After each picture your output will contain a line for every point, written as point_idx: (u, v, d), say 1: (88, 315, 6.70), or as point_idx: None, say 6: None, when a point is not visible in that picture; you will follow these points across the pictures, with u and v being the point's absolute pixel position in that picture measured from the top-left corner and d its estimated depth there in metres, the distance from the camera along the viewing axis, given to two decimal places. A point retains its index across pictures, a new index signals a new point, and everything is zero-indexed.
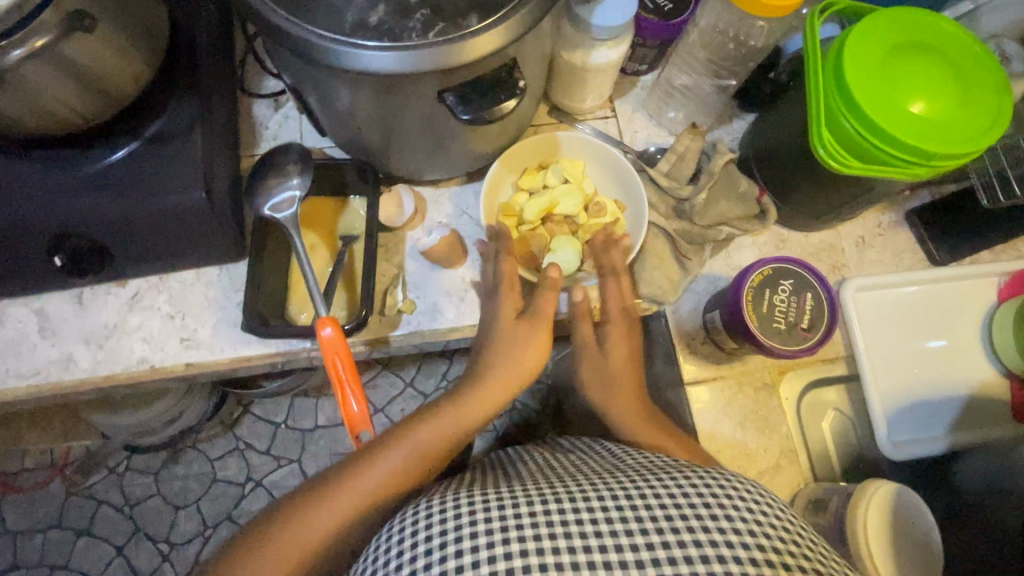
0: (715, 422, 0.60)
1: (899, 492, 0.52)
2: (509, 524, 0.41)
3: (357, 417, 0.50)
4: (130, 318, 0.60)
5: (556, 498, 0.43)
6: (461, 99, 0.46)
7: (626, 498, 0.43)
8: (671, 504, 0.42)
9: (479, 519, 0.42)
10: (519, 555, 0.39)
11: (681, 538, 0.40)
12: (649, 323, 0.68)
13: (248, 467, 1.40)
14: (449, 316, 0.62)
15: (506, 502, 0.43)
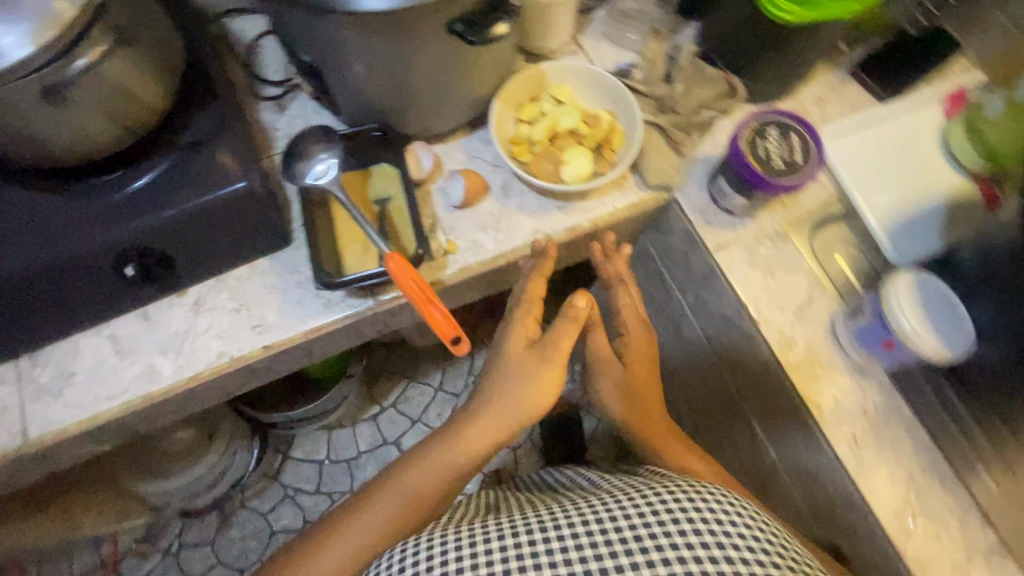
0: (746, 275, 0.67)
1: (915, 275, 0.59)
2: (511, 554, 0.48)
3: (445, 321, 0.54)
4: (199, 320, 0.64)
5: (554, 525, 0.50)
6: (468, 26, 0.53)
7: (615, 522, 0.49)
8: (657, 524, 0.48)
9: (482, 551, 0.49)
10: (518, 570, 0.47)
11: (659, 558, 0.46)
12: (661, 217, 0.75)
13: (303, 511, 1.48)
14: (490, 245, 0.67)
15: (509, 528, 0.51)
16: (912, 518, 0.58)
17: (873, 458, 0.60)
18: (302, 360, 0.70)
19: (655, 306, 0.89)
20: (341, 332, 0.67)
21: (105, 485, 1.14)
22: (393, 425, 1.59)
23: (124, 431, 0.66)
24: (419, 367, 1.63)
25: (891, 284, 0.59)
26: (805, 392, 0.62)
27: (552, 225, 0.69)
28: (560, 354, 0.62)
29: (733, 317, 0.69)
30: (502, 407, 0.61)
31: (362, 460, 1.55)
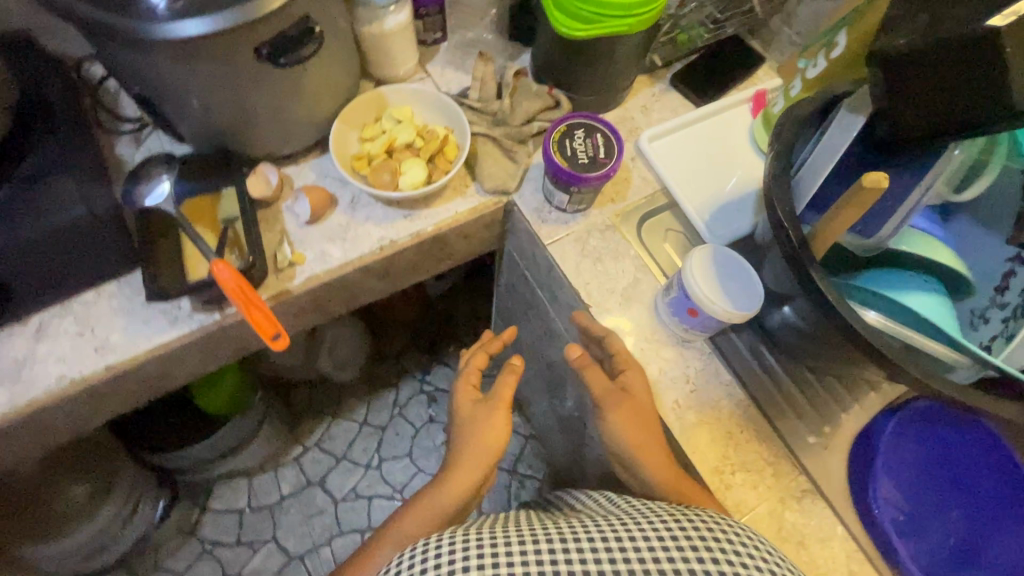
0: (577, 264, 0.73)
1: (710, 249, 0.66)
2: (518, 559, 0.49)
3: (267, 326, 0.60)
4: (40, 346, 0.65)
5: (571, 539, 0.51)
6: (273, 52, 0.60)
7: (634, 551, 0.49)
8: (665, 551, 0.49)
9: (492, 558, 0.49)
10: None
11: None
12: (509, 221, 0.82)
13: (223, 566, 1.44)
14: (337, 254, 0.72)
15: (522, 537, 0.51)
16: (730, 473, 0.63)
17: (695, 419, 0.65)
18: (161, 382, 0.72)
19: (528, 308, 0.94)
20: (193, 349, 0.69)
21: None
22: (317, 465, 1.56)
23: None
24: (344, 402, 1.62)
25: (682, 270, 0.65)
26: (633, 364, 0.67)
27: (397, 232, 0.73)
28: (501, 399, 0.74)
29: (573, 304, 0.74)
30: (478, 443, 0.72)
31: (285, 505, 1.51)
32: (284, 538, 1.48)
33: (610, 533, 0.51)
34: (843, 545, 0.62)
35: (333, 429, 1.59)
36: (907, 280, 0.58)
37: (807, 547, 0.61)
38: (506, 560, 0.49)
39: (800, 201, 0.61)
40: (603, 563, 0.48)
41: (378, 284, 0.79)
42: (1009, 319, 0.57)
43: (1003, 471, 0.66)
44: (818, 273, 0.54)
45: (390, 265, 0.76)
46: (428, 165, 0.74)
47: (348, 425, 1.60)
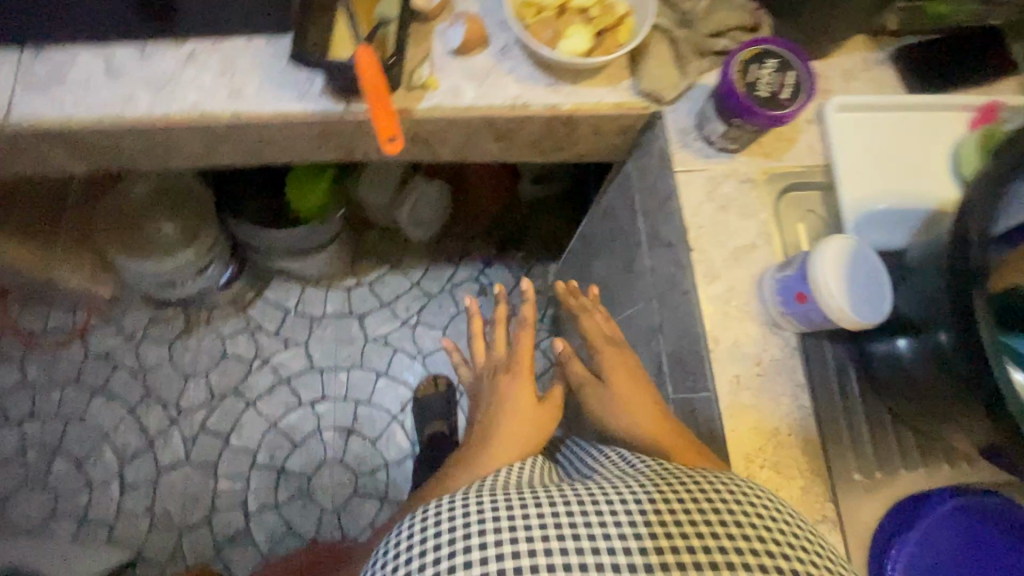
0: (699, 204, 0.67)
1: (852, 244, 0.58)
2: (524, 522, 0.50)
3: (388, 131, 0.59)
4: (185, 70, 0.68)
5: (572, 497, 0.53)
6: None
7: (655, 515, 0.50)
8: (684, 515, 0.49)
9: (502, 524, 0.50)
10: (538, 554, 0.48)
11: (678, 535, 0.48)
12: (646, 135, 0.75)
13: (257, 346, 1.60)
14: (469, 95, 0.69)
15: (528, 500, 0.52)
16: (757, 465, 0.59)
17: (747, 401, 0.61)
18: (271, 150, 0.75)
19: (622, 235, 0.90)
20: (309, 129, 0.70)
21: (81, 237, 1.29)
22: (362, 302, 1.65)
23: (98, 154, 0.73)
24: (405, 258, 1.69)
25: (815, 256, 0.57)
26: (712, 325, 0.63)
27: (533, 96, 0.69)
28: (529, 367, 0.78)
29: (675, 241, 0.69)
30: (518, 419, 0.72)
31: (324, 322, 1.64)
32: (313, 349, 1.62)
33: (610, 490, 0.54)
34: None
35: (387, 277, 1.67)
36: None
37: None
38: (524, 529, 0.50)
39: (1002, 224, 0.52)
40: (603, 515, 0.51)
41: (493, 144, 0.76)
42: None
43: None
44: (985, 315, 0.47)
45: (513, 129, 0.73)
46: (595, 40, 0.68)
47: (401, 280, 1.67)
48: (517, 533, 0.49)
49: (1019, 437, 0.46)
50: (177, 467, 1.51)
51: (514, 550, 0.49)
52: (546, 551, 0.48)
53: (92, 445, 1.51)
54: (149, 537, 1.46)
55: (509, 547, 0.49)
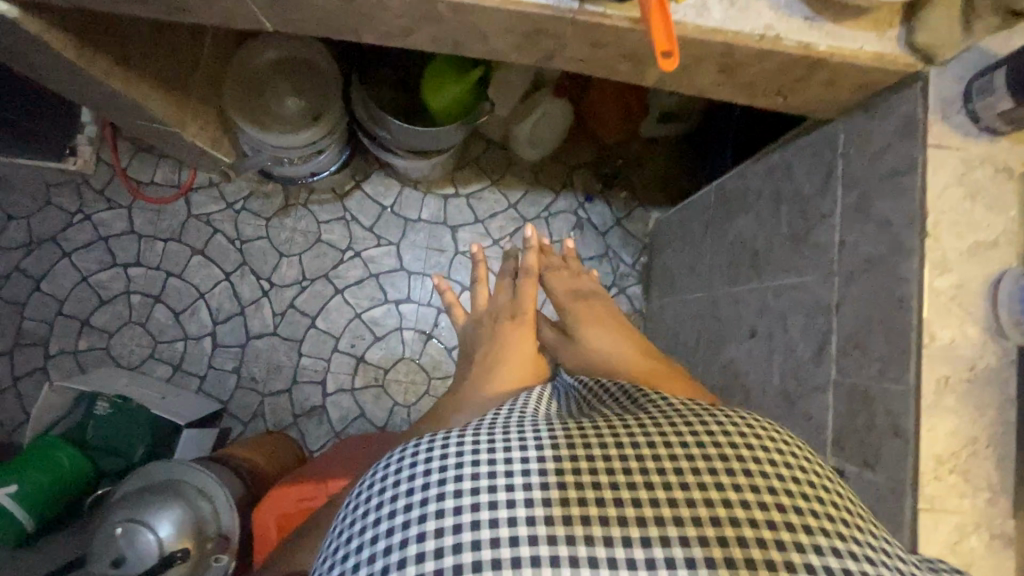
0: (945, 187, 0.61)
1: None
2: (425, 481, 0.48)
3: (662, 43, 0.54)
4: None
5: (481, 444, 0.50)
6: None
7: (628, 463, 0.48)
8: (656, 465, 0.47)
9: (466, 468, 0.48)
10: (435, 521, 0.46)
11: (595, 480, 0.47)
12: (887, 97, 0.67)
13: (351, 238, 1.62)
14: (716, 16, 0.61)
15: (494, 445, 0.50)
16: (946, 469, 0.58)
17: (950, 404, 0.58)
18: (471, 41, 0.70)
19: (802, 201, 0.84)
20: (528, 26, 0.64)
21: (208, 97, 1.24)
22: (457, 213, 1.63)
23: (296, 12, 0.69)
24: (505, 176, 1.63)
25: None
26: (930, 319, 0.59)
27: (786, 29, 0.61)
28: (525, 314, 0.96)
29: (900, 222, 0.63)
30: (520, 350, 0.88)
31: (417, 226, 1.63)
32: (403, 251, 1.62)
33: (522, 434, 0.52)
34: None
35: (485, 192, 1.63)
36: None
37: None
38: (489, 475, 0.48)
39: None
40: (509, 464, 0.48)
41: (710, 75, 0.69)
42: None
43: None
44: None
45: (746, 63, 0.65)
46: None
47: (499, 198, 1.64)
48: (414, 497, 0.48)
49: None
50: (264, 336, 1.58)
51: (474, 501, 0.46)
52: (444, 519, 0.46)
53: (188, 301, 1.59)
54: (234, 395, 1.56)
55: (405, 515, 0.47)
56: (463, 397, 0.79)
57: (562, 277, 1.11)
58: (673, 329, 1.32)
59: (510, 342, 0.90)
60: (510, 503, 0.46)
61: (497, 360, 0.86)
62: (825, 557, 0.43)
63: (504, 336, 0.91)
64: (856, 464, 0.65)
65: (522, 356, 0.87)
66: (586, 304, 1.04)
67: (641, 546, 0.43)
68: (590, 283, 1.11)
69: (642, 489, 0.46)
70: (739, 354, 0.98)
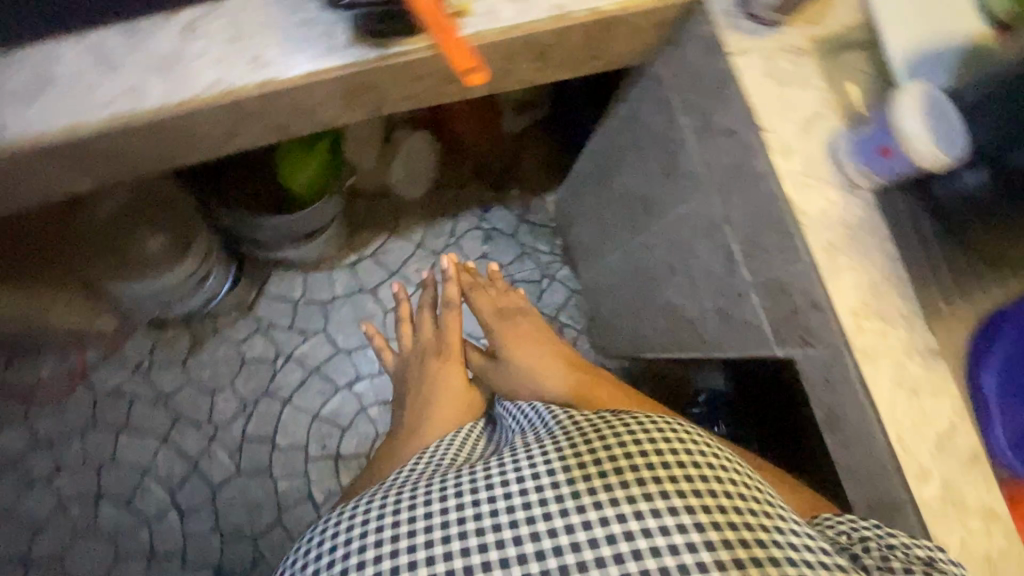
0: (760, 85, 0.67)
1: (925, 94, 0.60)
2: (406, 523, 0.59)
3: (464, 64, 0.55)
4: (187, 45, 0.59)
5: (453, 490, 0.61)
6: None
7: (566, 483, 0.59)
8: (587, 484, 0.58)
9: (437, 511, 0.59)
10: (421, 552, 0.57)
11: (547, 503, 0.58)
12: (683, 26, 0.73)
13: (276, 344, 1.55)
14: (506, 16, 0.64)
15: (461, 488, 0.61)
16: (865, 318, 0.63)
17: (844, 262, 0.64)
18: (300, 119, 0.69)
19: (660, 141, 0.90)
20: (342, 86, 0.64)
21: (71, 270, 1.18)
22: (370, 275, 1.60)
23: (111, 164, 0.66)
24: (400, 222, 1.62)
25: (900, 116, 0.59)
26: (796, 199, 0.65)
27: (574, 3, 0.65)
28: (449, 352, 0.98)
29: (740, 128, 0.69)
30: (448, 394, 0.90)
31: (336, 305, 1.58)
32: (333, 334, 1.57)
33: (472, 479, 0.62)
34: (952, 402, 0.63)
35: (389, 245, 1.61)
36: None
37: (924, 400, 0.62)
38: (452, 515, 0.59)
39: None
40: (477, 501, 0.60)
41: (530, 66, 0.72)
42: None
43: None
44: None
45: (554, 45, 0.69)
46: None
47: (404, 245, 1.62)
48: (396, 537, 0.58)
49: None
50: (230, 480, 1.48)
51: (443, 536, 0.57)
52: (429, 552, 0.57)
53: (133, 483, 1.45)
54: (223, 553, 1.44)
55: (391, 549, 0.57)
56: (400, 451, 0.82)
57: (488, 295, 1.09)
58: (609, 294, 1.37)
59: (439, 380, 0.94)
60: (485, 534, 0.57)
61: (426, 400, 0.90)
62: (697, 535, 0.55)
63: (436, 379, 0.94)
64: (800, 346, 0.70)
65: (452, 401, 0.89)
66: (514, 321, 1.03)
67: (569, 553, 0.55)
68: (517, 301, 1.09)
69: (566, 498, 0.58)
70: (670, 293, 1.02)
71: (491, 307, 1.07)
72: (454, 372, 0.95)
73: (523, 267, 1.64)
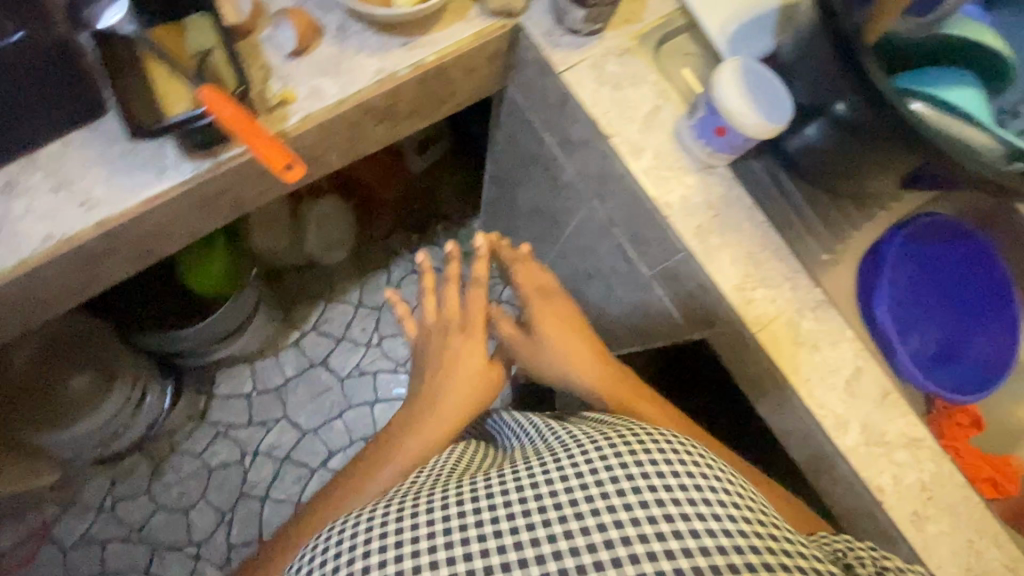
0: (595, 94, 0.68)
1: (739, 67, 0.62)
2: (434, 528, 0.49)
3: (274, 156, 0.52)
4: (13, 206, 0.58)
5: (495, 496, 0.51)
6: None
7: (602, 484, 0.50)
8: (624, 486, 0.50)
9: (451, 515, 0.50)
10: (448, 565, 0.48)
11: (610, 535, 0.48)
12: (514, 53, 0.74)
13: (239, 443, 1.50)
14: (332, 92, 0.64)
15: (479, 489, 0.52)
16: (750, 288, 0.65)
17: (717, 241, 0.65)
18: (164, 241, 0.67)
19: (537, 158, 0.91)
20: (187, 203, 0.63)
21: None
22: (317, 347, 1.56)
23: None
24: (335, 286, 1.58)
25: (716, 83, 0.61)
26: (656, 194, 0.66)
27: (393, 63, 0.66)
28: (473, 323, 0.74)
29: (590, 138, 0.70)
30: (459, 390, 0.70)
31: (291, 386, 1.54)
32: (296, 416, 1.53)
33: (492, 480, 0.53)
34: (852, 346, 0.65)
35: (329, 312, 1.58)
36: (956, 74, 0.53)
37: (823, 351, 0.64)
38: (467, 522, 0.50)
39: None
40: (522, 514, 0.50)
41: (378, 129, 0.72)
42: None
43: (988, 277, 0.74)
44: (880, 66, 0.56)
45: (391, 104, 0.69)
46: None
47: (344, 308, 1.59)
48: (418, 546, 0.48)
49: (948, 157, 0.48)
50: None
51: (457, 544, 0.48)
52: (458, 564, 0.48)
53: None
54: None
55: (413, 561, 0.48)
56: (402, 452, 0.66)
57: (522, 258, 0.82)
58: None
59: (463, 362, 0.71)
60: (518, 546, 0.48)
61: (443, 393, 0.70)
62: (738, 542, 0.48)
63: (451, 355, 0.72)
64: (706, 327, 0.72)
65: (467, 395, 0.70)
66: (551, 299, 0.79)
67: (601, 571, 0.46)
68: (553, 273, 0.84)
69: (601, 503, 0.49)
70: (595, 296, 1.02)
71: (526, 278, 0.81)
72: (477, 348, 0.73)
73: None
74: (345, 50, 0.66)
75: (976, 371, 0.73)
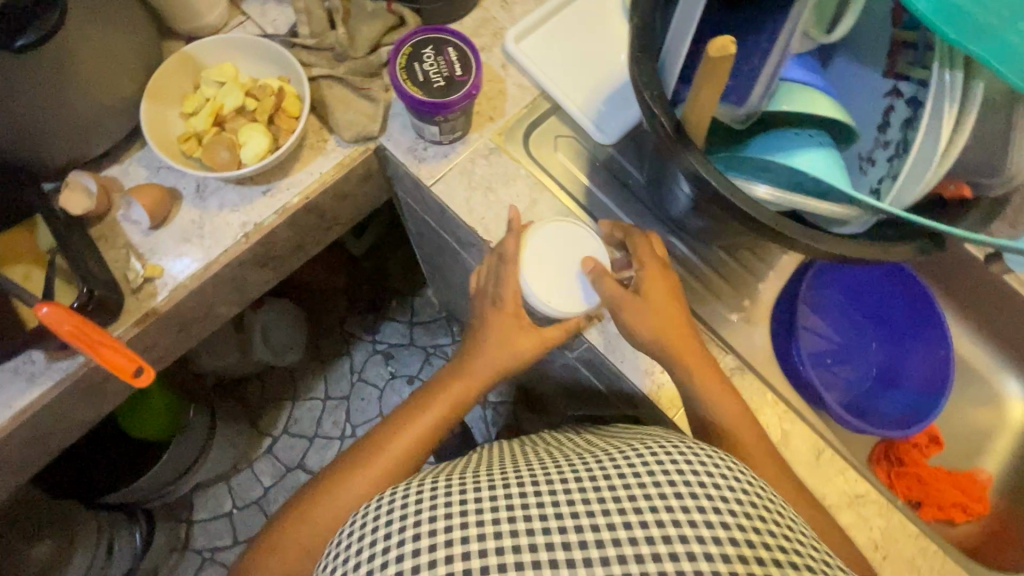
0: (469, 200, 0.67)
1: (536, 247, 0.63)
2: (476, 506, 0.44)
3: (123, 362, 0.53)
4: None
5: (542, 485, 0.46)
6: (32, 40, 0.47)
7: (664, 494, 0.44)
8: (690, 501, 0.43)
9: (492, 504, 0.44)
10: (478, 542, 0.42)
11: (666, 544, 0.41)
12: (386, 167, 0.73)
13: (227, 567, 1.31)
14: (198, 256, 0.63)
15: (529, 480, 0.47)
16: (660, 370, 0.62)
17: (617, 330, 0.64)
18: (50, 436, 0.63)
19: (444, 251, 0.88)
20: (67, 400, 0.61)
21: None
22: (291, 449, 1.39)
23: None
24: (299, 383, 1.42)
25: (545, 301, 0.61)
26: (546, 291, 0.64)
27: (258, 214, 0.64)
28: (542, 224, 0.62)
29: (475, 241, 0.69)
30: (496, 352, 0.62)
31: (273, 496, 1.36)
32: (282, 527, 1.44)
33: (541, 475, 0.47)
34: (773, 408, 0.63)
35: (297, 411, 1.41)
36: (798, 137, 0.50)
37: None
38: (508, 511, 0.44)
39: (669, 79, 0.51)
40: (569, 501, 0.44)
41: (263, 272, 0.71)
42: (893, 157, 0.51)
43: (903, 305, 0.73)
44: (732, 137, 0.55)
45: (269, 249, 0.68)
46: (271, 129, 0.64)
47: (312, 403, 1.42)
48: (457, 521, 0.43)
49: (786, 238, 0.47)
50: None
51: (492, 528, 0.43)
52: (497, 542, 0.42)
53: None
54: None
55: (436, 537, 0.43)
56: (422, 416, 0.61)
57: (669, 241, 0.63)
58: None
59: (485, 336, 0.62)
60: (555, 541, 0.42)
61: (449, 389, 0.62)
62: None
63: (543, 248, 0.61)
64: (634, 409, 0.69)
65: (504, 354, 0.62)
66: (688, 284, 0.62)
67: None
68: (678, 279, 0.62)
69: (660, 517, 0.42)
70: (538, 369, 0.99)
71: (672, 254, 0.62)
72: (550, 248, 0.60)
73: (433, 368, 1.44)
74: (206, 210, 0.64)
75: (912, 393, 0.71)
